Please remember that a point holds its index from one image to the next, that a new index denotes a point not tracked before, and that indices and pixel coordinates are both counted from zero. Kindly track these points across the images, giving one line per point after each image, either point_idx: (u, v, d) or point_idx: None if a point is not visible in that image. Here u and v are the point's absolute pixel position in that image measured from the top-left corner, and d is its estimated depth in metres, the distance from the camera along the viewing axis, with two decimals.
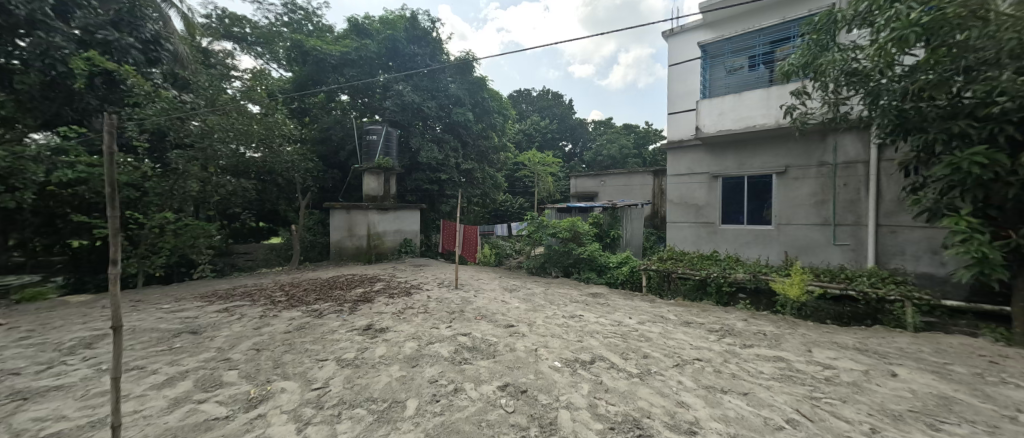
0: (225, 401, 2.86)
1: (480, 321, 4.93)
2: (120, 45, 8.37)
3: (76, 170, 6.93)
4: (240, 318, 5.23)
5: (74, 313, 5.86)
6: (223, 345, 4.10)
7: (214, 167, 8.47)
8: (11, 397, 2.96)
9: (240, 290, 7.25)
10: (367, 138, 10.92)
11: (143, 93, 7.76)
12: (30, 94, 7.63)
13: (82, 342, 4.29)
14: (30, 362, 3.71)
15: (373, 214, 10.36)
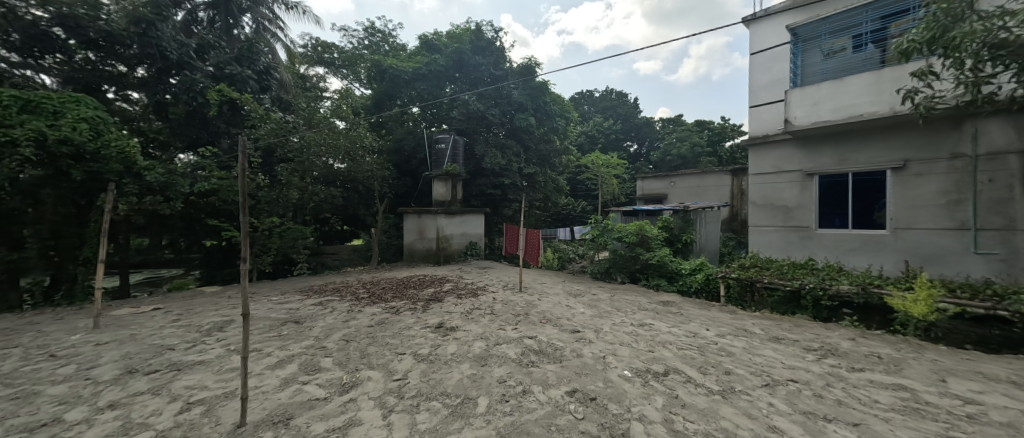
0: (323, 384, 3.25)
1: (545, 324, 4.95)
2: (241, 77, 10.01)
3: (210, 183, 8.44)
4: (331, 311, 5.90)
5: (208, 301, 7.09)
6: (319, 334, 4.65)
7: (310, 177, 9.66)
8: (171, 367, 3.68)
9: (330, 286, 8.15)
10: (436, 147, 11.61)
11: (258, 117, 9.17)
12: (180, 122, 9.44)
13: (215, 326, 5.19)
14: (181, 340, 4.58)
15: (441, 218, 10.96)
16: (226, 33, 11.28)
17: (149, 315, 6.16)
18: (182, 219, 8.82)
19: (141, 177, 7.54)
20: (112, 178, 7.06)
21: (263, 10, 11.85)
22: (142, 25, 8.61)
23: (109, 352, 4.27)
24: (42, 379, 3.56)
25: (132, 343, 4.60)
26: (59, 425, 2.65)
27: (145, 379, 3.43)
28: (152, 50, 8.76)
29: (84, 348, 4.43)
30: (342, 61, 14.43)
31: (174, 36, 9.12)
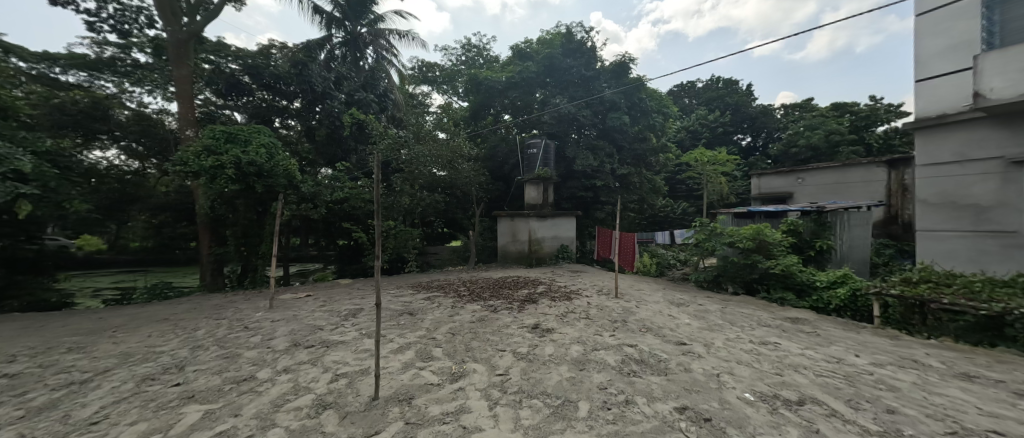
0: (436, 372, 3.61)
1: (646, 333, 4.68)
2: (366, 101, 11.82)
3: (343, 192, 10.01)
4: (438, 306, 6.52)
5: (342, 291, 8.45)
6: (430, 326, 5.18)
7: (419, 185, 10.80)
8: (321, 344, 4.50)
9: (436, 283, 8.97)
10: (529, 152, 11.90)
11: (378, 135, 10.62)
12: (323, 143, 11.50)
13: (350, 312, 6.19)
14: (327, 322, 5.58)
15: (533, 221, 11.17)
16: (354, 65, 13.38)
17: (303, 300, 7.63)
18: (324, 223, 10.61)
19: (298, 188, 9.29)
20: (280, 190, 8.96)
21: (381, 42, 13.72)
22: (299, 66, 10.90)
23: (280, 327, 5.42)
24: (241, 344, 4.70)
25: (294, 321, 5.77)
26: (254, 381, 3.46)
27: (305, 351, 4.26)
28: (305, 85, 10.92)
29: (264, 323, 5.71)
30: (443, 78, 15.79)
31: (319, 73, 11.26)
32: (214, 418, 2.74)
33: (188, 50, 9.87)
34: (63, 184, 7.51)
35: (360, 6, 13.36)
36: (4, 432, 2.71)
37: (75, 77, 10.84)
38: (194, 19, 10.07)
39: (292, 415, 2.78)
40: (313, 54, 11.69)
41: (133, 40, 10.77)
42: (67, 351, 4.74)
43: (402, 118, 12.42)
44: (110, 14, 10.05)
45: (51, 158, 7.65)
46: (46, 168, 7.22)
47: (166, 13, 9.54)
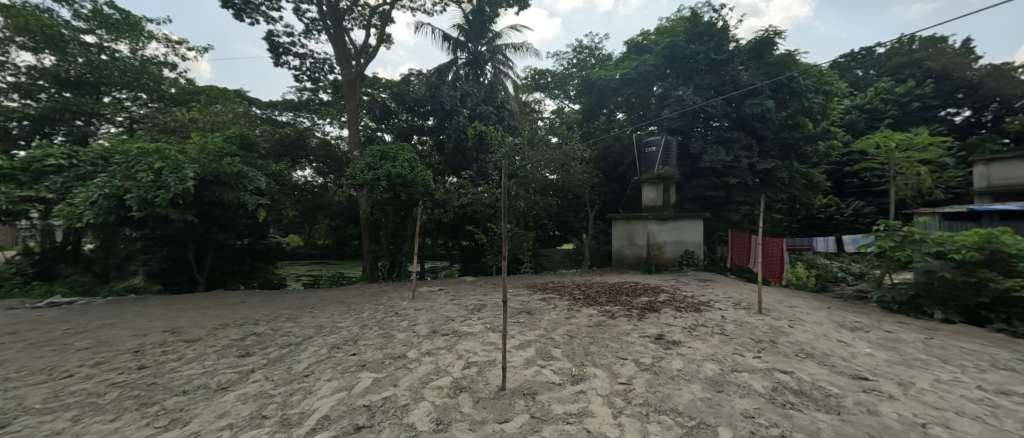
0: (557, 372, 3.68)
1: (806, 359, 3.88)
2: (487, 113, 12.87)
3: (467, 197, 10.92)
4: (555, 307, 6.63)
5: (468, 288, 9.33)
6: (547, 327, 5.31)
7: (534, 189, 11.04)
8: (454, 334, 5.05)
9: (552, 285, 9.15)
10: (647, 151, 11.14)
11: (497, 144, 11.36)
12: (450, 154, 12.92)
13: (476, 307, 6.80)
14: (457, 314, 6.24)
15: (653, 224, 10.36)
16: (475, 81, 14.67)
17: (437, 293, 8.70)
18: (452, 226, 11.85)
19: (432, 195, 10.57)
20: (419, 198, 10.36)
21: (498, 57, 14.73)
22: (433, 89, 12.53)
23: (422, 315, 6.32)
24: (394, 327, 5.65)
25: (431, 311, 6.64)
26: (405, 359, 4.10)
27: (442, 339, 4.85)
28: (437, 105, 12.46)
29: (409, 311, 6.74)
30: (556, 83, 15.99)
31: (448, 92, 12.71)
32: (381, 385, 3.35)
33: (355, 88, 12.36)
34: (283, 197, 10.23)
35: (481, 27, 14.58)
36: (258, 373, 3.83)
37: (286, 117, 15.08)
38: (359, 62, 12.58)
39: (436, 392, 3.19)
40: (443, 77, 13.27)
41: (320, 84, 14.01)
42: (286, 320, 6.44)
43: (518, 126, 12.98)
44: (308, 67, 13.28)
45: (276, 179, 10.52)
46: (273, 186, 9.96)
47: (341, 60, 12.12)
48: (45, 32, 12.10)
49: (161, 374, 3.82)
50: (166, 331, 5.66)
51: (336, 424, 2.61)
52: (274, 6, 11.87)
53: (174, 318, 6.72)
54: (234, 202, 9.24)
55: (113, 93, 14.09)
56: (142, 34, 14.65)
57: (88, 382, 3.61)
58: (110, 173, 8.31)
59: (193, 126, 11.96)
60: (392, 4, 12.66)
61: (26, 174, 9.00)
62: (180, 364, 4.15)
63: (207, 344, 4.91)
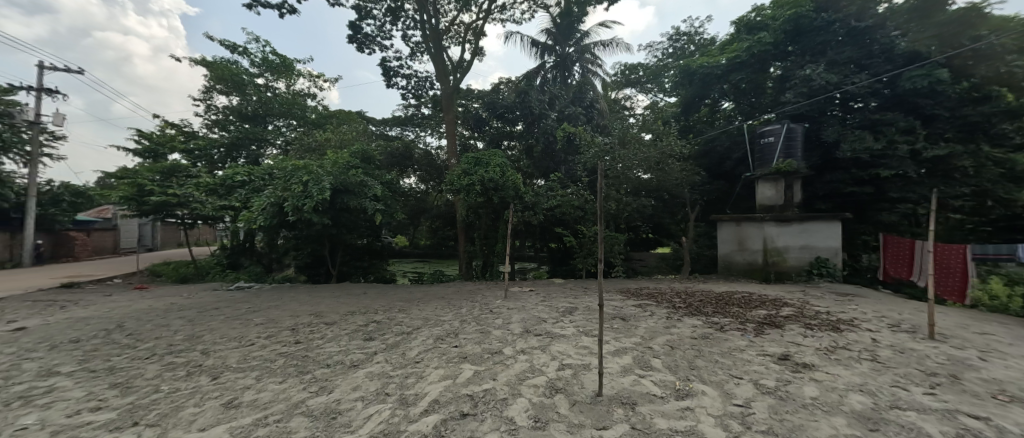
0: (658, 383, 3.46)
1: (1010, 404, 2.94)
2: (575, 114, 12.73)
3: (556, 199, 10.84)
4: (651, 315, 6.21)
5: (558, 290, 9.32)
6: (644, 335, 5.01)
7: (626, 189, 10.47)
8: (546, 335, 5.09)
9: (647, 291, 8.61)
10: (762, 143, 9.73)
11: (586, 144, 11.10)
12: (539, 158, 13.08)
13: (567, 309, 6.74)
14: (547, 316, 6.29)
15: (770, 226, 9.00)
16: (563, 83, 14.66)
17: (528, 294, 8.90)
18: (540, 229, 11.92)
19: (521, 198, 10.81)
20: (510, 201, 10.69)
21: (586, 56, 14.51)
22: (522, 95, 12.86)
23: (514, 314, 6.53)
24: (490, 323, 5.95)
25: (523, 311, 6.82)
26: (501, 355, 4.29)
27: (535, 338, 4.93)
28: (526, 110, 12.75)
29: (503, 309, 7.02)
30: (648, 77, 14.86)
31: (536, 97, 12.91)
32: (481, 377, 3.57)
33: (452, 101, 13.40)
34: (394, 202, 11.59)
35: (569, 28, 14.50)
36: (379, 356, 4.42)
37: (395, 131, 17.21)
38: (456, 76, 13.60)
39: (532, 390, 3.27)
40: (531, 82, 13.52)
41: (423, 100, 15.55)
42: (398, 311, 7.29)
43: (609, 125, 12.45)
44: (413, 86, 14.85)
45: (388, 186, 11.99)
46: (387, 193, 11.39)
47: (441, 76, 13.29)
48: (233, 79, 16.75)
49: (311, 349, 4.69)
50: (311, 314, 6.90)
51: (445, 408, 2.87)
52: (387, 35, 13.57)
53: (316, 304, 8.15)
54: (357, 208, 10.81)
55: (276, 123, 17.92)
56: (294, 72, 18.32)
57: (264, 350, 4.62)
58: (273, 186, 10.47)
59: (328, 145, 14.39)
60: (484, 19, 13.41)
61: (223, 188, 11.91)
62: (323, 342, 5.02)
63: (341, 327, 5.84)
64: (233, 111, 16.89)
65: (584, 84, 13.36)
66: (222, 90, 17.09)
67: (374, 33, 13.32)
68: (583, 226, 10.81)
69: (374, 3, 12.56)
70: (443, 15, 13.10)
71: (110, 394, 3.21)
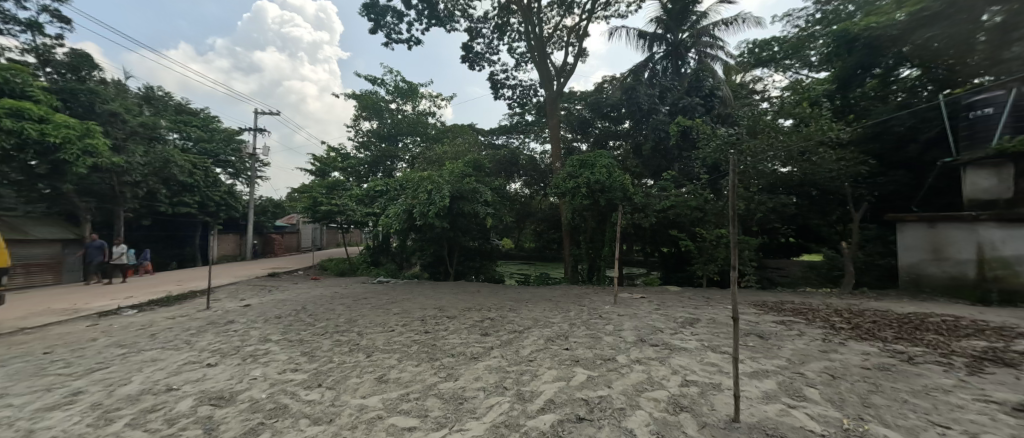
0: (816, 418, 2.87)
1: None
2: (691, 106, 11.45)
3: (670, 200, 9.95)
4: (800, 335, 5.20)
5: (674, 298, 8.49)
6: (792, 357, 4.21)
7: (760, 187, 9.00)
8: (665, 345, 4.69)
9: (792, 305, 7.23)
10: (975, 116, 7.25)
11: (706, 136, 9.82)
12: (648, 156, 12.18)
13: (687, 320, 6.11)
14: (664, 326, 5.80)
15: (989, 227, 6.68)
16: (677, 73, 13.44)
17: (640, 301, 8.37)
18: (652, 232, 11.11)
19: (631, 200, 10.23)
20: (618, 203, 10.24)
21: (703, 40, 13.07)
22: (629, 92, 12.21)
23: (626, 321, 6.22)
24: (601, 329, 5.79)
25: (636, 319, 6.44)
26: (616, 362, 4.11)
27: (652, 348, 4.59)
28: (634, 106, 12.05)
29: (613, 315, 6.76)
30: (786, 52, 11.79)
31: (645, 92, 12.11)
32: (595, 383, 3.48)
33: (557, 105, 13.55)
34: (502, 206, 12.22)
35: (682, 13, 13.24)
36: (496, 351, 4.71)
37: (501, 139, 18.20)
38: (559, 81, 13.75)
39: (653, 404, 3.06)
40: (639, 77, 12.76)
41: (528, 107, 16.08)
42: (509, 310, 7.67)
43: (734, 115, 10.88)
44: (518, 95, 15.50)
45: (497, 192, 12.70)
46: (496, 198, 12.11)
47: (545, 83, 13.57)
48: (373, 107, 20.19)
49: (438, 339, 5.27)
50: (435, 307, 7.75)
51: (561, 409, 2.90)
52: (494, 51, 14.49)
53: (439, 299, 9.10)
54: (470, 212, 11.76)
55: (404, 141, 20.75)
56: (418, 95, 20.99)
57: (402, 336, 5.38)
58: (404, 195, 12.12)
59: (446, 156, 16.04)
60: (588, 19, 13.25)
61: (367, 198, 14.27)
62: (447, 333, 5.60)
63: (460, 322, 6.42)
64: (373, 133, 20.21)
65: (699, 71, 11.97)
66: (365, 117, 20.58)
67: (483, 50, 14.37)
68: (704, 229, 9.67)
69: (484, 22, 13.54)
70: (547, 23, 13.39)
71: (303, 360, 4.15)
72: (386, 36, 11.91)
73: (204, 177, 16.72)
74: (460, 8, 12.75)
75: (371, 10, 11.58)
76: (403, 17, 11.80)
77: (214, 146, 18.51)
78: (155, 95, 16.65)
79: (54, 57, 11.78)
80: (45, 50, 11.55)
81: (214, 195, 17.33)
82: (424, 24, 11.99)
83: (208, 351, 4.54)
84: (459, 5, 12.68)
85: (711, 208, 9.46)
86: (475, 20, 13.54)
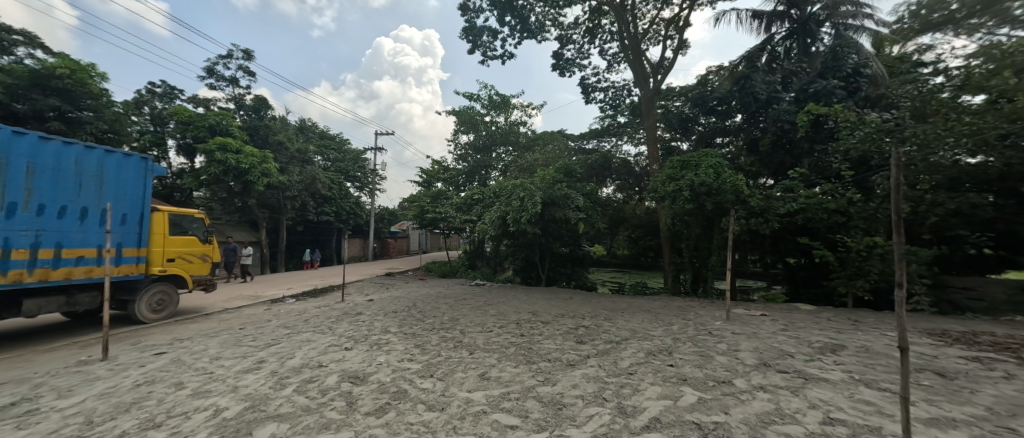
0: None
1: None
2: (826, 90, 9.36)
3: (799, 202, 8.43)
4: (1009, 379, 3.88)
5: (808, 319, 7.14)
6: (997, 407, 3.17)
7: (934, 182, 7.05)
8: (797, 373, 3.98)
9: (994, 338, 5.44)
10: None
11: (849, 124, 8.06)
12: (768, 153, 10.55)
13: (827, 347, 5.08)
14: (796, 351, 4.93)
15: None
16: (805, 53, 11.41)
17: (760, 319, 7.26)
18: (773, 240, 9.57)
19: (745, 203, 8.99)
20: (729, 207, 9.10)
21: (842, 9, 10.87)
22: (742, 81, 10.76)
23: (743, 341, 5.47)
24: (711, 347, 5.20)
25: (756, 339, 5.61)
26: (733, 387, 3.63)
27: (779, 375, 3.93)
28: (748, 97, 10.56)
29: (726, 333, 6.00)
30: None
31: (762, 79, 10.57)
32: (709, 407, 3.13)
33: (653, 104, 12.75)
34: (595, 212, 11.93)
35: None
36: (592, 360, 4.60)
37: (592, 144, 17.77)
38: (656, 78, 12.94)
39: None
40: (753, 63, 11.21)
41: (621, 109, 15.46)
42: (605, 319, 7.41)
43: (893, 96, 8.67)
44: (611, 97, 15.02)
45: (589, 197, 12.45)
46: (589, 203, 11.87)
47: (640, 81, 12.89)
48: (470, 121, 21.71)
49: (534, 342, 5.37)
50: (530, 312, 7.89)
51: (669, 429, 2.69)
52: (584, 55, 14.34)
53: (532, 303, 9.28)
54: (562, 218, 11.75)
55: (498, 151, 21.78)
56: (510, 106, 21.90)
57: (500, 337, 5.62)
58: (498, 202, 12.69)
59: (537, 164, 16.37)
60: (689, 8, 12.22)
61: (465, 205, 15.35)
62: (542, 338, 5.66)
63: (555, 328, 6.42)
64: (470, 146, 21.65)
65: (838, 47, 9.88)
66: (463, 130, 22.20)
67: (574, 56, 14.35)
68: (848, 237, 7.97)
69: (574, 28, 13.54)
70: (641, 18, 12.76)
71: (416, 352, 4.63)
72: (483, 54, 12.75)
73: (338, 191, 19.97)
74: (551, 17, 12.96)
75: (469, 32, 12.53)
76: (497, 35, 12.52)
77: (346, 164, 22.04)
78: (305, 125, 20.58)
79: (245, 102, 15.52)
80: (239, 97, 15.30)
81: (346, 205, 20.56)
82: (517, 38, 12.52)
83: (344, 337, 5.38)
84: (550, 15, 12.90)
85: (857, 211, 7.73)
86: (565, 27, 13.62)
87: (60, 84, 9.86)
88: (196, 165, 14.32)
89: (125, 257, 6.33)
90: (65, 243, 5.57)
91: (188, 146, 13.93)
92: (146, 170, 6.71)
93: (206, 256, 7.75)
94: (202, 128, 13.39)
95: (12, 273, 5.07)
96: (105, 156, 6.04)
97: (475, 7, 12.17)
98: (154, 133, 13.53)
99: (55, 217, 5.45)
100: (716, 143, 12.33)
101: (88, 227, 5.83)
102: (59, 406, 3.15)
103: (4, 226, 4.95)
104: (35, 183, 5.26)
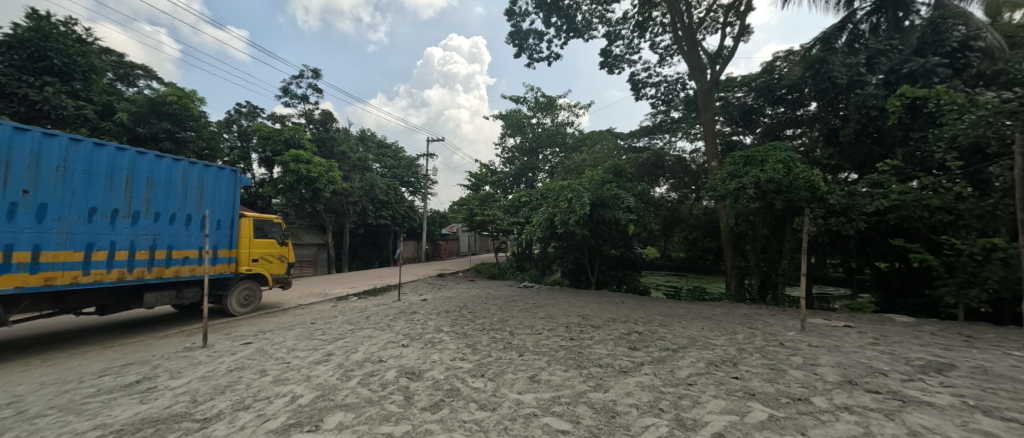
0: None
1: None
2: (926, 68, 8.10)
3: (890, 199, 7.38)
4: None
5: (907, 332, 6.19)
6: None
7: None
8: (893, 395, 3.48)
9: None
10: None
11: (956, 107, 6.84)
12: (850, 143, 9.40)
13: (931, 366, 4.37)
14: (893, 369, 4.31)
15: None
16: (895, 29, 9.98)
17: (844, 331, 6.45)
18: (858, 242, 8.53)
19: (823, 201, 8.06)
20: (804, 205, 8.23)
21: None
22: (816, 66, 9.65)
23: (823, 355, 4.90)
24: (784, 360, 4.72)
25: (839, 353, 5.01)
26: (811, 405, 3.27)
27: (869, 396, 3.46)
28: (825, 83, 9.47)
29: (801, 345, 5.41)
30: None
31: (841, 61, 9.42)
32: (782, 426, 2.84)
33: (711, 97, 12.00)
34: (647, 213, 11.45)
35: None
36: (647, 367, 4.39)
37: (643, 142, 17.11)
38: (715, 68, 12.12)
39: None
40: (829, 44, 10.04)
41: (674, 104, 14.66)
42: (660, 325, 7.05)
43: (1013, 71, 7.25)
44: (663, 92, 14.30)
45: (641, 197, 11.96)
46: (640, 204, 11.42)
47: (697, 73, 12.14)
48: (516, 124, 21.94)
49: (585, 346, 5.28)
50: (580, 315, 7.76)
51: None
52: (633, 50, 13.82)
53: (582, 306, 9.14)
54: (612, 220, 11.40)
55: (545, 153, 21.79)
56: (556, 107, 21.82)
57: (550, 340, 5.58)
58: (546, 204, 12.63)
59: (584, 164, 16.12)
60: None
61: (512, 207, 15.51)
62: (594, 343, 5.53)
63: (606, 332, 6.25)
64: (517, 148, 21.86)
65: (938, 19, 8.50)
66: (510, 134, 22.49)
67: (622, 52, 13.90)
68: (957, 238, 6.77)
69: (623, 24, 13.12)
70: (696, 7, 12.02)
71: (468, 351, 4.75)
72: (529, 57, 12.80)
73: (394, 196, 21.18)
74: (598, 14, 12.66)
75: (516, 37, 12.65)
76: (543, 37, 12.52)
77: (401, 171, 23.36)
78: (365, 135, 22.10)
79: (314, 117, 17.08)
80: (308, 112, 16.85)
81: (401, 209, 21.75)
82: (564, 38, 12.42)
83: (402, 334, 5.67)
84: (597, 13, 12.62)
85: (969, 208, 6.52)
86: (613, 23, 13.25)
87: (170, 109, 11.55)
88: (274, 175, 15.97)
89: (219, 257, 7.26)
90: (174, 245, 6.50)
91: (268, 158, 15.62)
92: (235, 181, 7.62)
93: (283, 257, 8.61)
94: (279, 142, 14.94)
95: (136, 270, 6.02)
96: (204, 170, 6.97)
97: (521, 11, 12.25)
98: (241, 148, 15.30)
99: (167, 223, 6.39)
100: (786, 136, 11.27)
101: (191, 231, 6.76)
102: (172, 385, 3.68)
103: (131, 231, 5.91)
104: (153, 195, 6.20)
